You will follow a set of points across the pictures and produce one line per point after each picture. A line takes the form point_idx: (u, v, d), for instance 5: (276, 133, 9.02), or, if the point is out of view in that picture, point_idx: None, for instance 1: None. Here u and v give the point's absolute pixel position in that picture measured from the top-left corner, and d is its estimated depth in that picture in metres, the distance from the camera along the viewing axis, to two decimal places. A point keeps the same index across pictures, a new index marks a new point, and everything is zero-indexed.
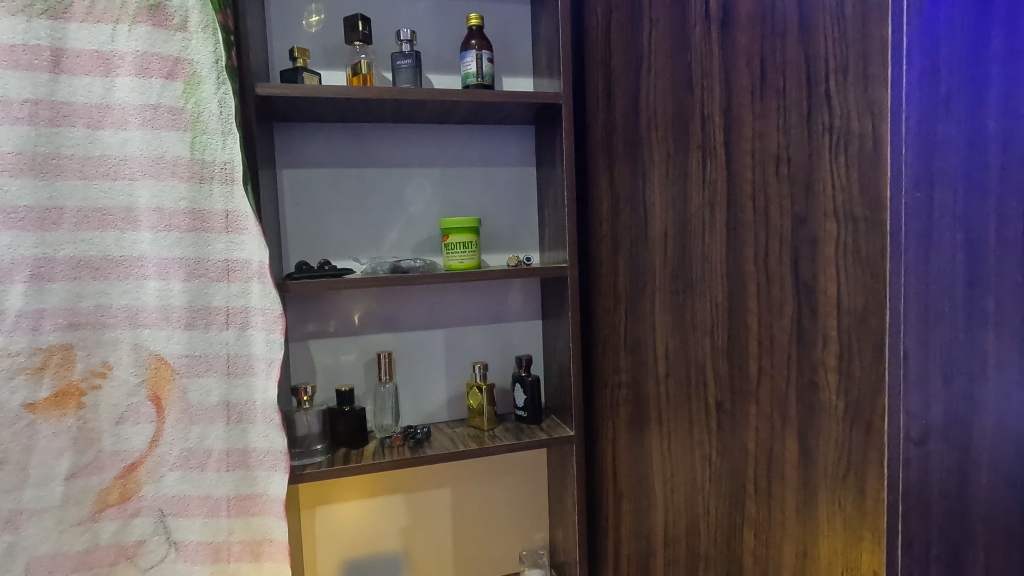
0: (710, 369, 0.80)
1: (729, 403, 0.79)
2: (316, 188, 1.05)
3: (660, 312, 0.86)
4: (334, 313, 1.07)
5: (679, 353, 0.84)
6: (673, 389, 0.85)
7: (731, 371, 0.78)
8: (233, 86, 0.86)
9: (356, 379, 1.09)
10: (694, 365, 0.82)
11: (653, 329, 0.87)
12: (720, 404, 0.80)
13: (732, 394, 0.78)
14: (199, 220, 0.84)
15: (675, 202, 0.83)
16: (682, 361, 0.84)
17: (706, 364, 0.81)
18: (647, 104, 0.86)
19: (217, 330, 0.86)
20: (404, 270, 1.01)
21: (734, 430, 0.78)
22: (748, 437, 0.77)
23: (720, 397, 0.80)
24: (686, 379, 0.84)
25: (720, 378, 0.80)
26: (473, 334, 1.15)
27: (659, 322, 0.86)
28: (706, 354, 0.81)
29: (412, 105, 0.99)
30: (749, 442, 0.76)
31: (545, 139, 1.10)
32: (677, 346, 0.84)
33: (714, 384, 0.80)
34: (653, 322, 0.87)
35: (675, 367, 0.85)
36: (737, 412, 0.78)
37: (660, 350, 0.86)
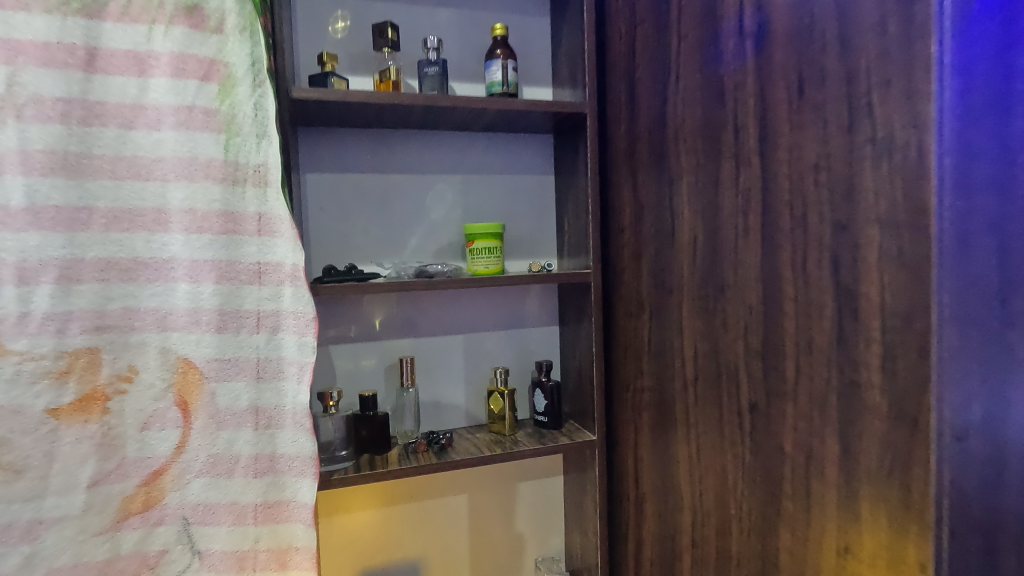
0: (744, 371, 0.79)
1: (761, 404, 0.76)
2: (339, 193, 1.05)
3: (687, 318, 0.89)
4: (356, 319, 1.07)
5: (711, 357, 0.85)
6: (704, 392, 0.87)
7: (763, 373, 0.76)
8: (270, 88, 0.86)
9: (376, 384, 1.08)
10: (727, 368, 0.82)
11: (682, 335, 0.90)
12: (751, 406, 0.78)
13: (768, 395, 0.75)
14: (230, 222, 0.83)
15: (705, 211, 0.84)
16: (714, 364, 0.85)
17: (736, 366, 0.80)
18: (673, 115, 0.90)
19: (247, 334, 0.84)
20: (429, 274, 1.02)
21: (764, 430, 0.76)
22: (784, 437, 0.73)
23: (753, 400, 0.78)
24: (718, 383, 0.84)
25: (754, 379, 0.77)
26: (492, 340, 1.15)
27: (682, 330, 0.90)
28: (739, 357, 0.80)
29: (440, 112, 1.00)
30: (785, 443, 0.73)
31: (567, 149, 1.12)
32: (707, 349, 0.86)
33: (746, 385, 0.79)
34: (681, 328, 0.90)
35: (706, 370, 0.86)
36: (769, 412, 0.75)
37: (686, 354, 0.90)
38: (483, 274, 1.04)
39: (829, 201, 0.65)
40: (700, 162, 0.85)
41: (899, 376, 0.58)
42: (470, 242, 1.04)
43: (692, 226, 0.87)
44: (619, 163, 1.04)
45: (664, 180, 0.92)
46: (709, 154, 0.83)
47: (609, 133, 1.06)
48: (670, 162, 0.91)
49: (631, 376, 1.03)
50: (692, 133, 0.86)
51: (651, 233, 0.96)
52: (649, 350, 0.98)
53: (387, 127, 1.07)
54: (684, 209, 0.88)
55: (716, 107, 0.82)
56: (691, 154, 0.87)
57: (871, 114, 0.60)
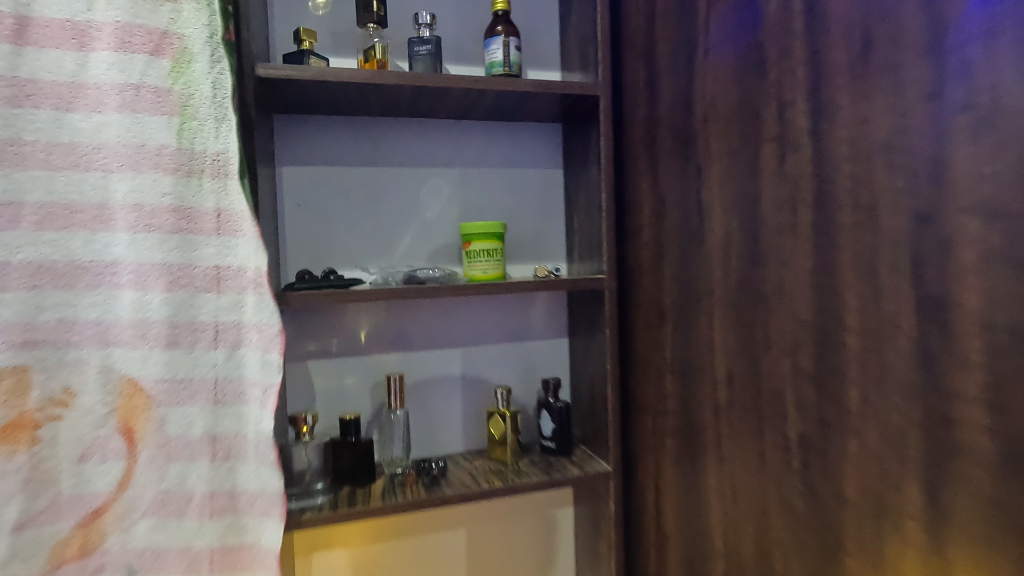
0: (793, 396, 0.65)
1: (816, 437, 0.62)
2: (319, 189, 0.94)
3: (718, 331, 0.76)
4: (339, 330, 0.95)
5: (751, 378, 0.71)
6: (744, 419, 0.72)
7: (819, 400, 0.62)
8: (231, 63, 0.74)
9: (361, 405, 0.96)
10: (772, 391, 0.68)
11: (714, 351, 0.77)
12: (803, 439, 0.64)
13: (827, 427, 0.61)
14: (184, 220, 0.71)
15: (741, 205, 0.71)
16: (754, 386, 0.71)
17: (782, 389, 0.67)
18: (701, 94, 0.77)
19: (202, 350, 0.72)
20: (419, 280, 0.89)
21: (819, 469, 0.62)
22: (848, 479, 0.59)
23: (805, 431, 0.64)
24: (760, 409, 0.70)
25: (806, 407, 0.63)
26: (493, 354, 1.02)
27: (713, 344, 0.77)
28: (786, 379, 0.66)
29: (433, 95, 0.88)
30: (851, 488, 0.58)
31: (577, 139, 0.99)
32: (745, 368, 0.72)
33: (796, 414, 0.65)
34: (710, 343, 0.77)
35: (745, 394, 0.72)
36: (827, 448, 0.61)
37: (719, 373, 0.76)
38: (480, 280, 0.91)
39: (906, 188, 0.51)
40: (735, 147, 0.72)
41: (1012, 413, 0.44)
42: (466, 244, 0.92)
43: (726, 223, 0.74)
44: (637, 153, 0.91)
45: (691, 171, 0.79)
46: (747, 137, 0.70)
47: (626, 120, 0.93)
48: (697, 149, 0.78)
49: (652, 396, 0.89)
50: (725, 114, 0.73)
51: (675, 231, 0.83)
52: (676, 368, 0.84)
53: (374, 114, 0.95)
54: (716, 203, 0.75)
55: (755, 81, 0.68)
56: (724, 138, 0.73)
57: (969, 71, 0.46)
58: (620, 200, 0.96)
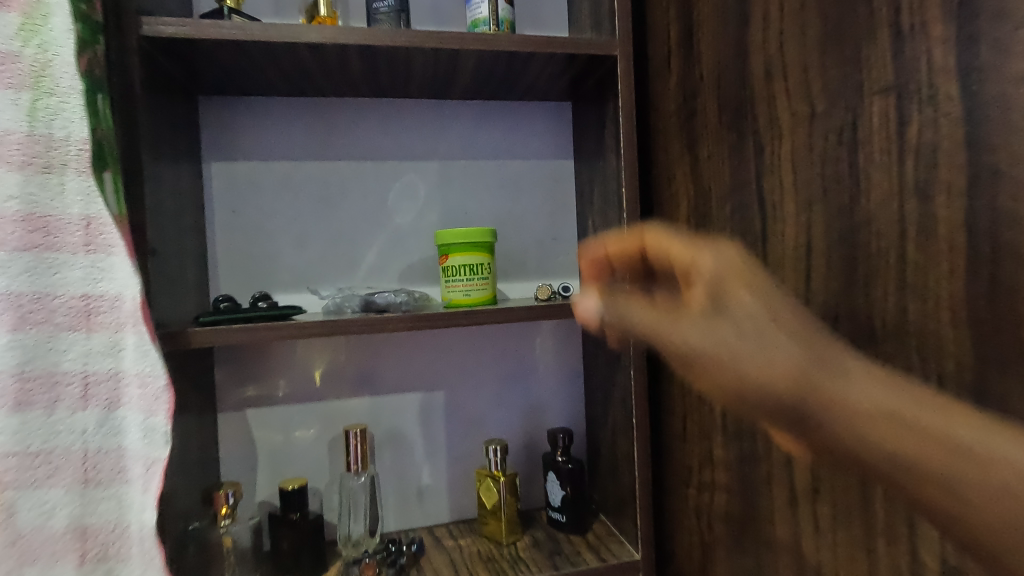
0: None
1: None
2: (260, 191, 0.74)
3: (736, 283, 0.41)
4: (285, 370, 0.75)
5: (825, 373, 0.36)
6: (852, 449, 0.35)
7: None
8: (86, 13, 0.51)
9: (315, 466, 0.75)
10: (949, 450, 0.32)
11: (731, 306, 0.40)
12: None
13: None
14: (38, 232, 0.50)
15: (827, 197, 0.47)
16: (850, 412, 0.35)
17: (980, 442, 0.31)
18: (759, 40, 0.54)
19: (66, 413, 0.51)
20: (379, 308, 0.67)
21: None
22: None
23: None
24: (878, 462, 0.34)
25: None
26: (485, 397, 0.80)
27: (720, 294, 0.41)
28: (965, 425, 0.33)
29: (392, 64, 0.66)
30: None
31: (591, 120, 0.76)
32: (855, 373, 0.36)
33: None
34: (732, 297, 0.41)
35: (851, 408, 0.35)
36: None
37: (725, 284, 0.42)
38: (460, 305, 0.69)
39: None
40: (819, 110, 0.48)
41: None
42: (442, 257, 0.70)
43: (806, 224, 0.49)
44: (668, 133, 0.68)
45: (748, 152, 0.56)
46: (836, 92, 0.46)
47: (652, 90, 0.70)
48: (759, 119, 0.54)
49: (636, 284, 0.51)
50: (802, 62, 0.49)
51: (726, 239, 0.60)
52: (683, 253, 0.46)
53: (327, 94, 0.75)
54: (789, 196, 0.51)
55: (853, 3, 0.44)
56: (802, 99, 0.49)
57: None
58: (648, 197, 0.72)
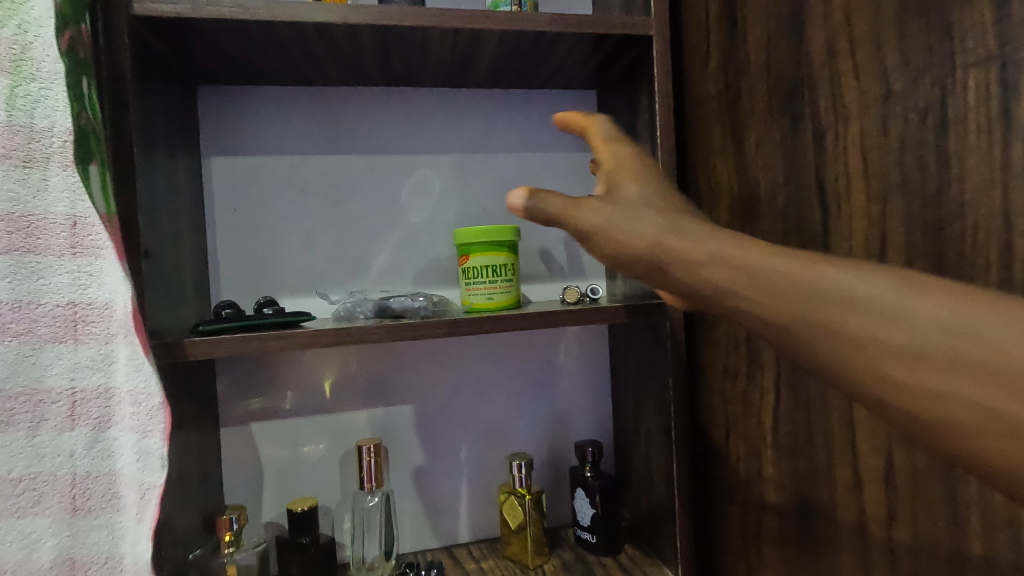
0: (839, 290, 0.30)
1: (944, 374, 0.27)
2: (264, 188, 0.69)
3: (627, 176, 0.41)
4: (293, 382, 0.69)
5: (673, 234, 0.36)
6: (695, 295, 0.36)
7: (938, 295, 0.28)
8: None
9: (326, 484, 0.70)
10: (766, 281, 0.32)
11: (620, 194, 0.40)
12: (881, 368, 0.28)
13: (1001, 334, 0.26)
14: (19, 233, 0.44)
15: (907, 185, 0.41)
16: (687, 262, 0.35)
17: (796, 269, 0.32)
18: (820, 11, 0.48)
19: (50, 434, 0.45)
20: (395, 314, 0.62)
21: (962, 443, 0.27)
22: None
23: (905, 361, 0.28)
24: (710, 299, 0.35)
25: (906, 309, 0.28)
26: (506, 407, 0.75)
27: (615, 184, 0.41)
28: (778, 253, 0.33)
29: (406, 47, 0.61)
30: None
31: (620, 108, 0.71)
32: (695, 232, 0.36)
33: (865, 323, 0.29)
34: (618, 187, 0.40)
35: (686, 258, 0.35)
36: (983, 396, 0.26)
37: (619, 176, 0.41)
38: (483, 309, 0.64)
39: None
40: (897, 87, 0.42)
41: None
42: (463, 258, 0.65)
43: (880, 216, 0.44)
44: (707, 121, 0.62)
45: (806, 138, 0.50)
46: (919, 65, 0.40)
47: (688, 75, 0.65)
48: (819, 101, 0.49)
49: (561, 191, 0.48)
50: (875, 33, 0.43)
51: (778, 235, 0.54)
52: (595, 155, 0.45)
53: (335, 82, 0.69)
54: (858, 185, 0.46)
55: None
56: (874, 75, 0.44)
57: None
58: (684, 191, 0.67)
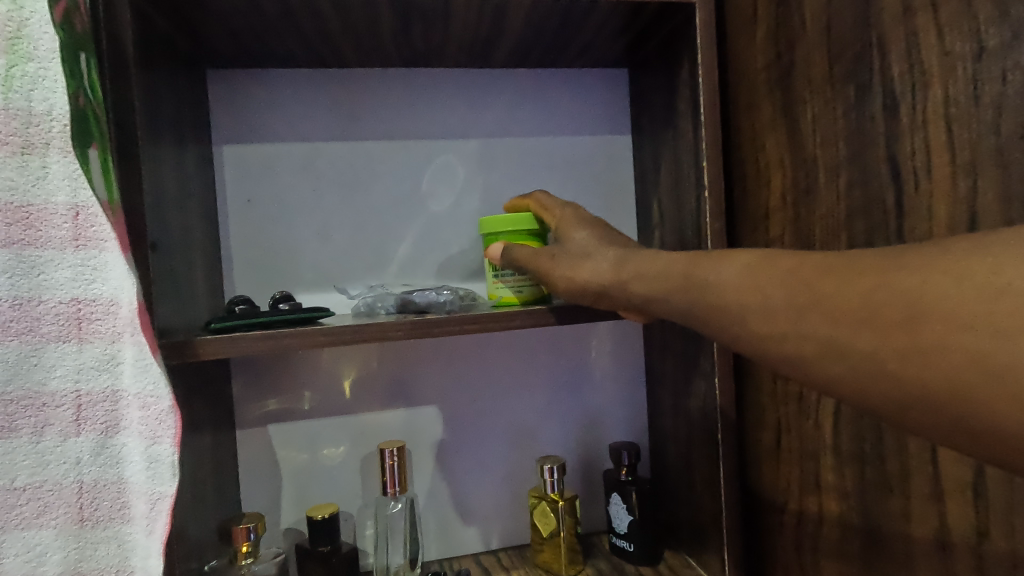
0: (719, 277, 0.38)
1: (805, 320, 0.33)
2: (278, 177, 0.65)
3: (572, 226, 0.53)
4: (311, 381, 0.66)
5: (605, 264, 0.48)
6: (636, 305, 0.46)
7: (789, 265, 0.35)
8: None
9: (347, 489, 0.67)
10: (673, 284, 0.41)
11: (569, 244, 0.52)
12: (766, 329, 0.35)
13: (836, 280, 0.32)
14: (19, 225, 0.40)
15: (1006, 156, 0.36)
16: (619, 283, 0.46)
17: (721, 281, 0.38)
18: None
19: (55, 440, 0.42)
20: (419, 309, 0.58)
21: (836, 377, 0.32)
22: (894, 356, 0.30)
23: (780, 319, 0.35)
24: (644, 309, 0.45)
25: (770, 281, 0.36)
26: (535, 407, 0.71)
27: (564, 236, 0.53)
28: (675, 262, 0.42)
29: (427, 20, 0.56)
30: (913, 374, 0.29)
31: (657, 86, 0.65)
32: (620, 259, 0.47)
33: (741, 295, 0.37)
34: (568, 236, 0.53)
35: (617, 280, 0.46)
36: (836, 331, 0.32)
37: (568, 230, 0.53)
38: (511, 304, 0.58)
39: None
40: (992, 44, 0.37)
41: None
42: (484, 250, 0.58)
43: (969, 192, 0.38)
44: (756, 96, 0.57)
45: (875, 108, 0.45)
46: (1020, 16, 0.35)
47: (734, 46, 0.59)
48: (891, 66, 0.43)
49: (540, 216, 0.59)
50: None
51: (840, 218, 0.49)
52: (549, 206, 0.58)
53: (351, 64, 0.65)
54: (941, 158, 0.40)
55: None
56: (962, 33, 0.38)
57: None
58: (729, 174, 0.62)
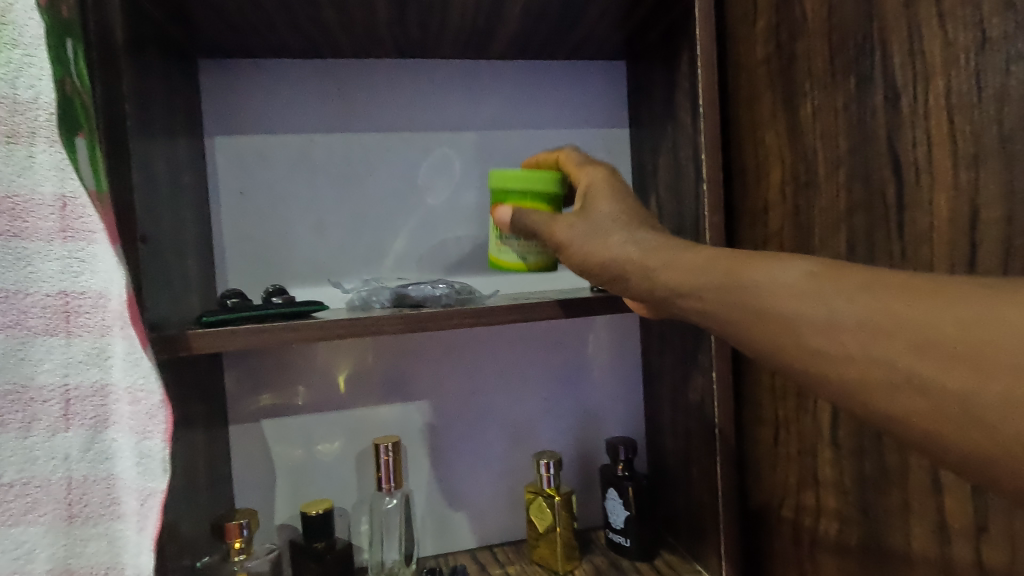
0: (776, 282, 0.36)
1: (879, 345, 0.32)
2: (272, 169, 0.64)
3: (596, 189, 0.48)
4: (306, 376, 0.65)
5: (634, 246, 0.44)
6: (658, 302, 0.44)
7: (861, 280, 0.33)
8: None
9: (342, 484, 0.66)
10: (709, 281, 0.39)
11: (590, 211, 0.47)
12: (831, 348, 0.33)
13: (921, 304, 0.31)
14: (4, 216, 0.39)
15: (1010, 147, 0.36)
16: (644, 269, 0.44)
17: (779, 288, 0.36)
18: None
19: (43, 435, 0.41)
20: (414, 303, 0.57)
21: (906, 411, 0.31)
22: (983, 397, 0.28)
23: (849, 336, 0.33)
24: (666, 300, 0.43)
25: (839, 295, 0.34)
26: (532, 402, 0.70)
27: (589, 203, 0.48)
28: (712, 257, 0.40)
29: (423, 10, 0.55)
30: (1002, 418, 0.27)
31: (655, 78, 0.65)
32: (653, 245, 0.44)
33: (804, 307, 0.34)
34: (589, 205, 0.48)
35: (641, 269, 0.44)
36: (915, 361, 0.30)
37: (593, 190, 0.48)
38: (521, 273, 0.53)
39: None
40: (996, 34, 0.36)
41: None
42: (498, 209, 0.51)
43: (972, 185, 0.38)
44: (756, 89, 0.56)
45: (876, 100, 0.45)
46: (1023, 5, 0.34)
47: (733, 38, 0.59)
48: (892, 57, 0.43)
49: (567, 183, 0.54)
50: None
51: (841, 211, 0.48)
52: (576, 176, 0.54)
53: (345, 54, 0.64)
54: (943, 151, 0.40)
55: None
56: (966, 22, 0.38)
57: None
58: (728, 168, 0.61)
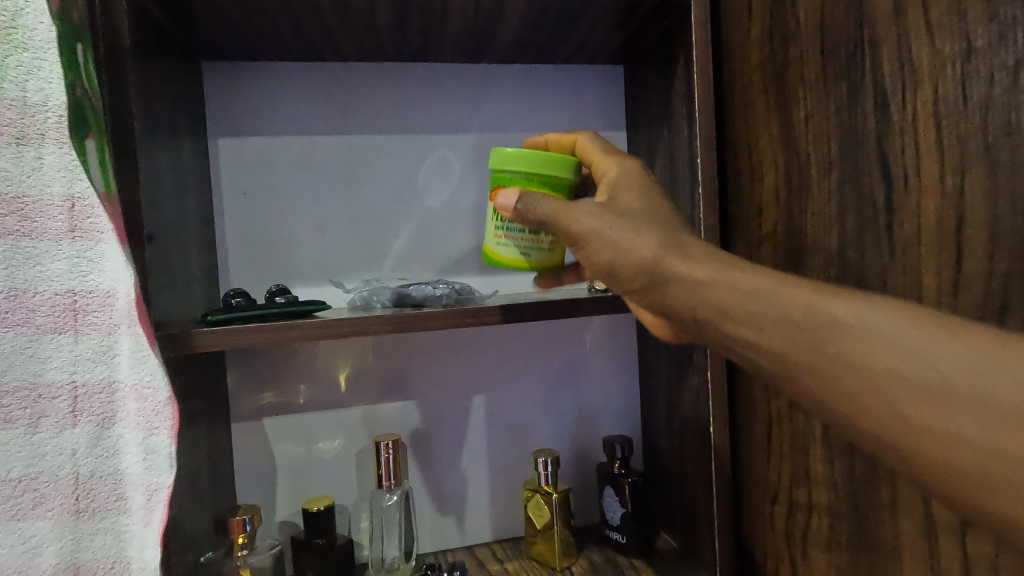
0: (878, 333, 0.34)
1: (1009, 436, 0.29)
2: (274, 170, 0.65)
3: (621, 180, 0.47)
4: (307, 374, 0.66)
5: (680, 256, 0.41)
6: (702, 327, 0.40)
7: (986, 348, 0.31)
8: None
9: (342, 482, 0.67)
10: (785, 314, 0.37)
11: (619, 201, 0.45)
12: (935, 417, 0.31)
13: None
14: (14, 216, 0.40)
15: (994, 154, 0.37)
16: (692, 282, 0.40)
17: (887, 341, 0.33)
18: None
19: (51, 431, 0.42)
20: (415, 303, 0.58)
21: (1009, 503, 0.29)
22: None
23: (961, 410, 0.31)
24: (706, 317, 0.40)
25: (957, 361, 0.31)
26: (530, 401, 0.71)
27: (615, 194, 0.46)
28: (783, 281, 0.38)
29: (425, 16, 0.56)
30: None
31: (652, 82, 0.66)
32: (700, 257, 0.41)
33: (914, 367, 0.32)
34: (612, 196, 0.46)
35: (682, 283, 0.40)
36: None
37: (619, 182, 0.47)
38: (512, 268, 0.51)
39: None
40: (980, 44, 0.37)
41: None
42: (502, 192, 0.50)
43: (957, 190, 0.39)
44: (750, 94, 0.58)
45: (866, 107, 0.46)
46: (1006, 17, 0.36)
47: (728, 44, 0.60)
48: (882, 65, 0.44)
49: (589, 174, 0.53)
50: None
51: (832, 214, 0.50)
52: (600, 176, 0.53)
53: (347, 58, 0.65)
54: (930, 157, 0.41)
55: None
56: (952, 33, 0.39)
57: None
58: (723, 171, 0.62)
